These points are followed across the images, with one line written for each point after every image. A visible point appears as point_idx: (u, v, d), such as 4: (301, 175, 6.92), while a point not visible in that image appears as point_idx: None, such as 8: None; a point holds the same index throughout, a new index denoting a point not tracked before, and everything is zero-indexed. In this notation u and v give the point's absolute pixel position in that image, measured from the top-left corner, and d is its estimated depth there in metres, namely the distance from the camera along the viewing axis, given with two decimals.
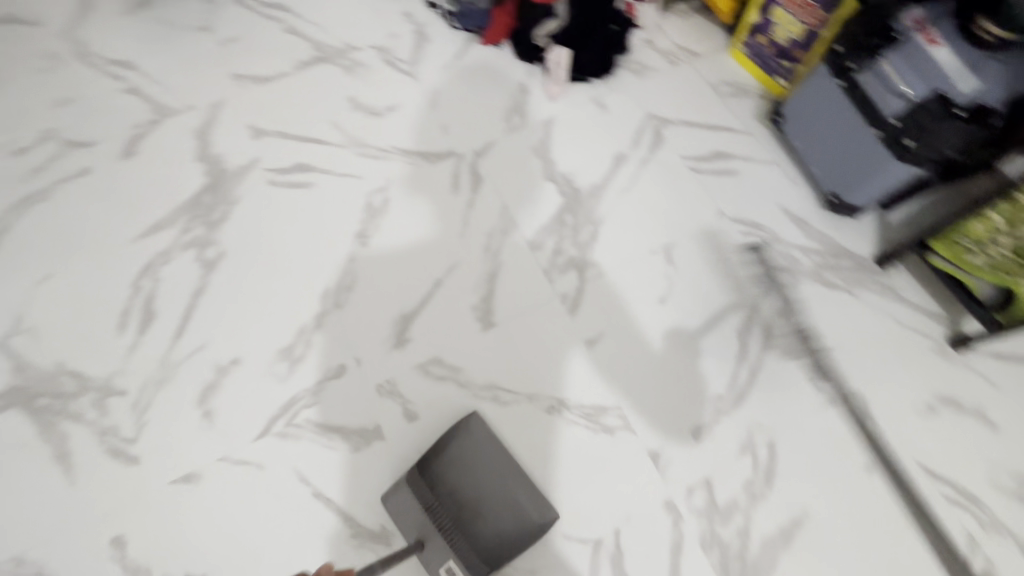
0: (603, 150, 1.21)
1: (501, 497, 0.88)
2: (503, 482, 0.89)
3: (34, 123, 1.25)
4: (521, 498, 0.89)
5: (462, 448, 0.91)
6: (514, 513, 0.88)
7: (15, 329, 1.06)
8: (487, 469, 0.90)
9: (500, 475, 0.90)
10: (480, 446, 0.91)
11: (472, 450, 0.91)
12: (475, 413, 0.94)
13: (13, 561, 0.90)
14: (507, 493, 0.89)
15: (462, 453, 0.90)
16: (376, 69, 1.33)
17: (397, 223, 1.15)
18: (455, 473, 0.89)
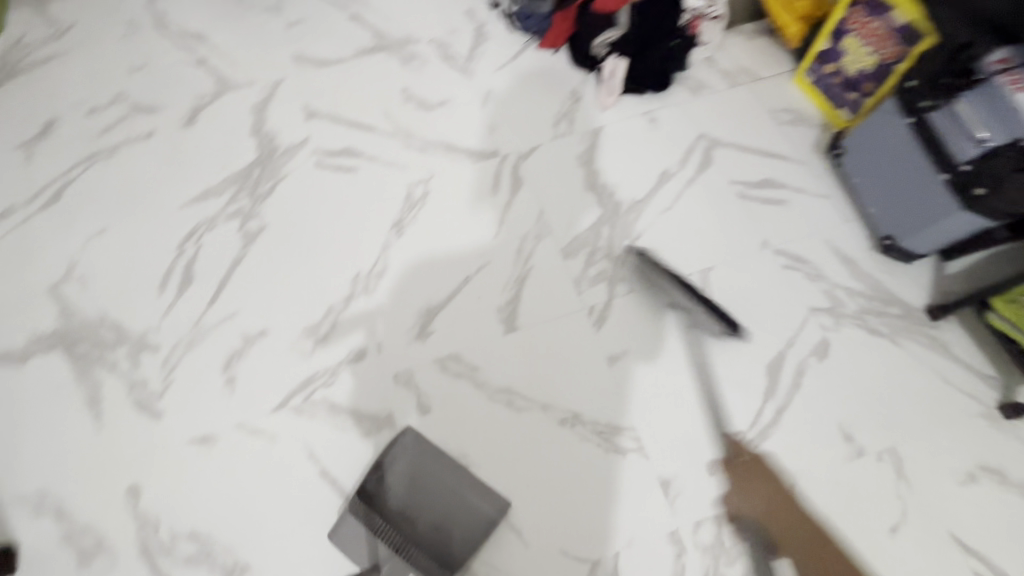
0: (649, 165, 1.19)
1: (450, 507, 0.91)
2: (449, 497, 0.92)
3: (109, 85, 1.33)
4: (469, 511, 0.91)
5: (398, 467, 0.94)
6: (467, 521, 0.90)
7: (67, 276, 1.13)
8: (428, 486, 0.92)
9: (446, 491, 0.92)
10: (415, 464, 0.94)
11: (410, 470, 0.93)
12: (407, 429, 0.95)
13: (34, 495, 0.95)
14: (455, 507, 0.91)
15: (399, 472, 0.93)
16: (432, 63, 1.34)
17: (433, 216, 1.16)
18: (396, 490, 0.92)
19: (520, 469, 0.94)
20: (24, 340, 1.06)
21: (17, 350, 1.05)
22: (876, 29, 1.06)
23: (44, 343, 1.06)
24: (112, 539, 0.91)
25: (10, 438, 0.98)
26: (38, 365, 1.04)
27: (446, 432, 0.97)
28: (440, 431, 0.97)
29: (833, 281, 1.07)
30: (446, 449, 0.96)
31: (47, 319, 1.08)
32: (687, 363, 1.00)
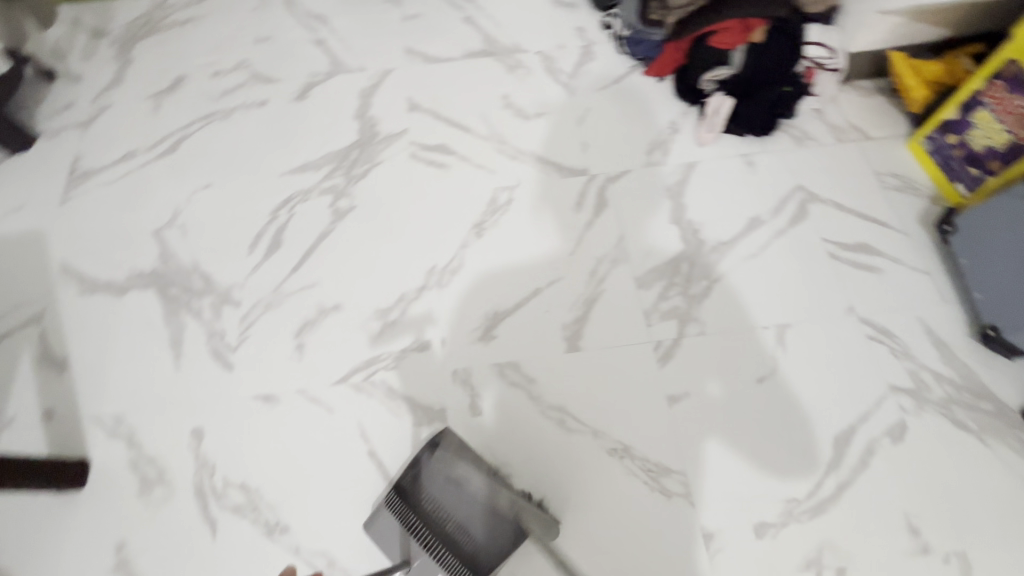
0: (740, 209, 1.17)
1: (484, 517, 0.86)
2: (484, 506, 0.87)
3: (236, 53, 1.43)
4: (502, 523, 0.87)
5: (435, 466, 0.90)
6: (501, 534, 0.86)
7: (170, 223, 1.21)
8: (463, 491, 0.88)
9: (483, 498, 0.88)
10: (453, 466, 0.90)
11: (447, 471, 0.89)
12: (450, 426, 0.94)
13: (111, 419, 1.02)
14: (490, 516, 0.87)
15: (436, 470, 0.89)
16: (536, 74, 1.37)
17: (514, 223, 1.18)
18: (431, 489, 0.88)
19: (562, 490, 0.94)
20: (126, 275, 1.15)
21: (118, 283, 1.14)
22: (1016, 107, 0.99)
23: (141, 280, 1.14)
24: (171, 474, 0.97)
25: (99, 362, 1.07)
26: (134, 300, 1.12)
27: (494, 439, 0.98)
28: (489, 436, 0.98)
29: (920, 363, 1.01)
30: (492, 456, 0.97)
31: (148, 259, 1.17)
32: (748, 418, 0.97)
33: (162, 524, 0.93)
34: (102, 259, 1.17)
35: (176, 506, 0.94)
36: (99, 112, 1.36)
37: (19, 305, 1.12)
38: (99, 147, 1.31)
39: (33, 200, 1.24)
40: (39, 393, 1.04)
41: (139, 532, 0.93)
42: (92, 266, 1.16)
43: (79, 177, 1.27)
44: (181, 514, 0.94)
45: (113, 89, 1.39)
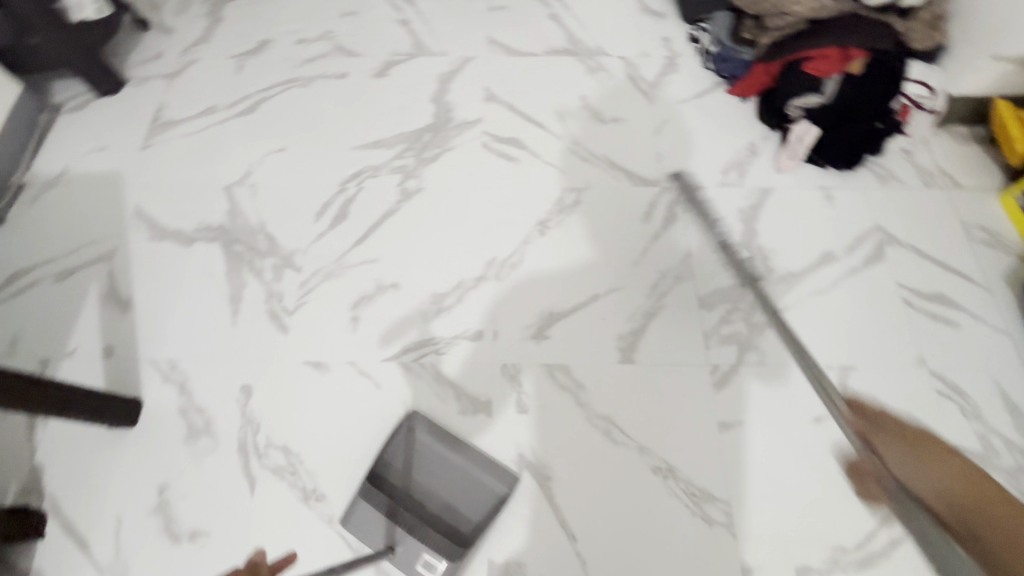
0: (814, 241, 1.13)
1: (457, 488, 0.93)
2: (455, 479, 0.94)
3: (322, 24, 1.45)
4: (475, 492, 0.93)
5: (400, 452, 0.95)
6: (473, 502, 0.92)
7: (242, 180, 1.23)
8: (431, 470, 0.94)
9: (453, 475, 0.94)
10: (425, 450, 0.95)
11: (411, 455, 0.95)
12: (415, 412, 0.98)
13: (166, 364, 1.04)
14: (462, 490, 0.93)
15: (400, 453, 0.95)
16: (617, 79, 1.35)
17: (579, 225, 1.16)
18: (400, 475, 0.94)
19: (602, 502, 0.92)
20: (194, 226, 1.17)
21: (186, 233, 1.16)
22: None
23: (208, 234, 1.16)
24: (217, 426, 0.98)
25: (159, 307, 1.09)
26: (199, 251, 1.14)
27: (537, 440, 0.97)
28: (533, 435, 0.97)
29: (990, 427, 0.96)
30: (533, 456, 0.96)
31: (217, 214, 1.19)
32: (797, 458, 0.94)
33: (204, 474, 0.94)
34: (173, 208, 1.20)
35: (220, 458, 0.96)
36: (186, 66, 1.39)
37: (92, 242, 1.15)
38: (182, 99, 1.34)
39: (116, 143, 1.28)
40: (102, 330, 1.07)
41: (182, 478, 0.94)
42: (163, 214, 1.19)
43: (160, 126, 1.30)
44: (223, 466, 0.95)
45: (201, 45, 1.42)
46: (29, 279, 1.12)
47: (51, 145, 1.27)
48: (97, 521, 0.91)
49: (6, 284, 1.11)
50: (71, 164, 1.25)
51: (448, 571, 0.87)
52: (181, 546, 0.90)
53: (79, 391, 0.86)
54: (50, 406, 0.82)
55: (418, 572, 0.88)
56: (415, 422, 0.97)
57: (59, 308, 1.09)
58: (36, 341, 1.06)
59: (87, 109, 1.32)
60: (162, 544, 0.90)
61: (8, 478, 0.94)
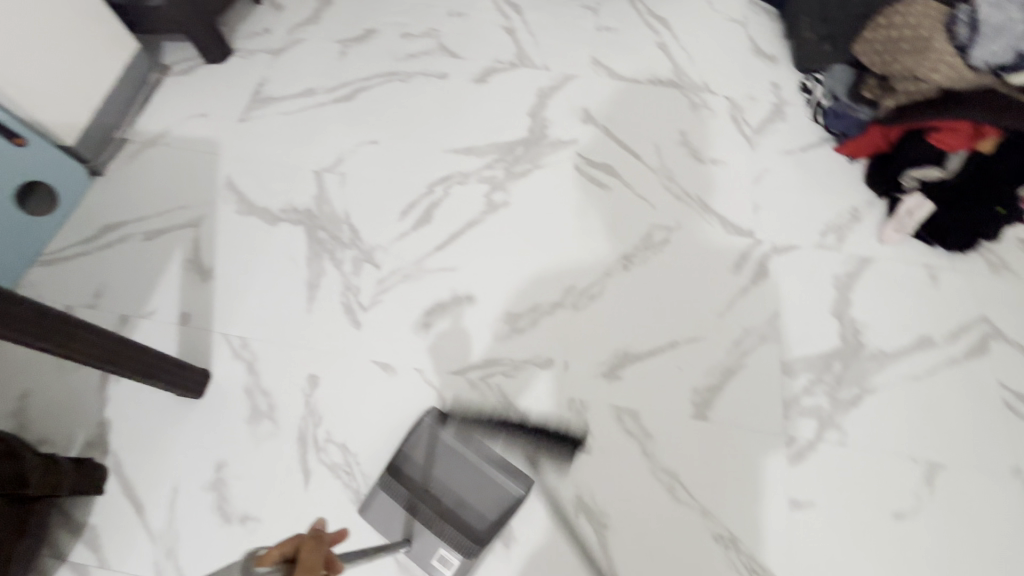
0: (912, 322, 1.07)
1: (473, 486, 0.91)
2: (470, 475, 0.91)
3: (429, 21, 1.44)
4: (490, 491, 0.91)
5: (415, 443, 0.93)
6: (488, 501, 0.90)
7: (332, 167, 1.23)
8: (446, 465, 0.91)
9: (468, 472, 0.91)
10: (442, 446, 0.93)
11: (425, 447, 0.93)
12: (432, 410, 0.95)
13: (238, 341, 1.04)
14: (478, 488, 0.91)
15: (415, 444, 0.93)
16: (721, 119, 1.31)
17: (664, 266, 1.12)
18: (415, 467, 0.92)
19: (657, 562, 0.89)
20: (280, 206, 1.18)
21: (272, 212, 1.17)
22: None
23: (294, 216, 1.17)
24: (280, 412, 0.98)
25: (238, 282, 1.09)
26: (283, 232, 1.15)
27: (598, 483, 0.94)
28: (594, 478, 0.94)
29: None
30: (591, 500, 0.93)
31: (305, 197, 1.19)
32: (867, 552, 0.90)
33: (263, 459, 0.94)
34: (262, 185, 1.20)
35: (279, 444, 0.95)
36: (291, 45, 1.41)
37: (182, 207, 1.17)
38: (283, 77, 1.35)
39: (216, 112, 1.30)
40: (182, 296, 1.08)
41: (240, 458, 0.94)
42: (253, 189, 1.20)
43: (259, 101, 1.32)
44: (281, 453, 0.95)
45: (309, 26, 1.44)
46: (119, 233, 1.14)
47: (155, 106, 1.30)
48: (154, 488, 0.92)
49: (98, 236, 1.14)
50: (172, 127, 1.27)
51: (463, 567, 0.87)
52: (231, 527, 0.90)
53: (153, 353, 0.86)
54: (129, 367, 0.81)
55: (432, 566, 0.88)
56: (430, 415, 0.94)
57: (144, 268, 1.11)
58: (118, 297, 1.08)
59: (193, 74, 1.35)
60: (214, 522, 0.90)
61: (77, 429, 0.96)
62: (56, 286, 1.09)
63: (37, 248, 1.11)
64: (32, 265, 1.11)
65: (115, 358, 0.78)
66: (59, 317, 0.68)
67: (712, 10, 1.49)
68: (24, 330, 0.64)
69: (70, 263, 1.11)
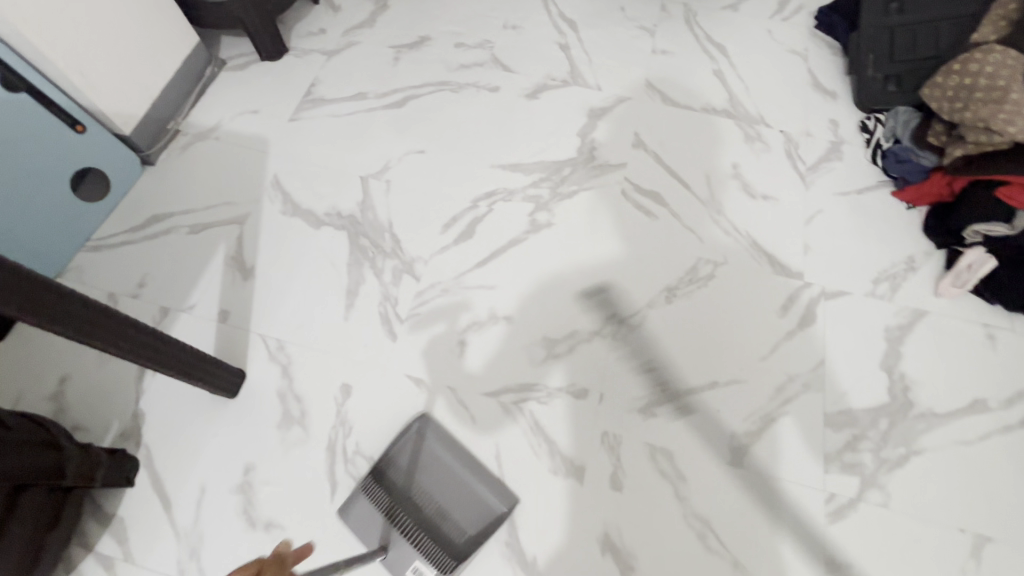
0: (965, 383, 1.02)
1: (455, 497, 0.92)
2: (455, 487, 0.93)
3: (484, 32, 1.44)
4: (471, 505, 0.92)
5: (403, 450, 0.95)
6: (467, 513, 0.92)
7: (379, 173, 1.23)
8: (433, 476, 0.93)
9: (453, 483, 0.93)
10: (425, 453, 0.95)
11: (416, 454, 0.95)
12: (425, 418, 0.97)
13: (274, 343, 1.04)
14: (460, 500, 0.92)
15: (405, 450, 0.95)
16: (775, 154, 1.27)
17: (707, 301, 1.09)
18: (402, 472, 0.93)
19: None
20: (325, 210, 1.18)
21: (316, 215, 1.17)
22: None
23: (338, 221, 1.17)
24: (312, 419, 0.97)
25: (278, 283, 1.10)
26: (326, 236, 1.15)
27: (626, 523, 0.91)
28: (623, 517, 0.92)
29: None
30: (619, 540, 0.91)
31: (349, 203, 1.19)
32: None
33: (291, 466, 0.94)
34: (308, 186, 1.21)
35: (309, 452, 0.95)
36: (345, 46, 1.41)
37: (229, 203, 1.18)
38: (335, 79, 1.36)
39: (267, 109, 1.30)
40: (222, 293, 1.08)
41: (269, 463, 0.94)
42: (299, 190, 1.20)
43: (310, 101, 1.32)
44: (309, 461, 0.95)
45: (364, 29, 1.44)
46: (165, 224, 1.15)
47: (210, 99, 1.31)
48: (183, 486, 0.92)
49: (144, 225, 1.15)
50: (224, 121, 1.28)
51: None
52: (255, 533, 0.90)
53: (192, 349, 0.84)
54: (169, 365, 0.80)
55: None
56: (424, 423, 0.97)
57: (187, 261, 1.11)
58: (160, 288, 1.09)
59: (248, 70, 1.36)
60: (239, 526, 0.90)
61: (111, 418, 0.96)
62: (101, 272, 1.10)
63: (86, 232, 1.13)
64: (79, 249, 1.13)
65: (158, 355, 0.76)
66: (108, 312, 0.66)
67: (771, 40, 1.45)
68: (76, 327, 0.63)
69: (115, 250, 1.12)
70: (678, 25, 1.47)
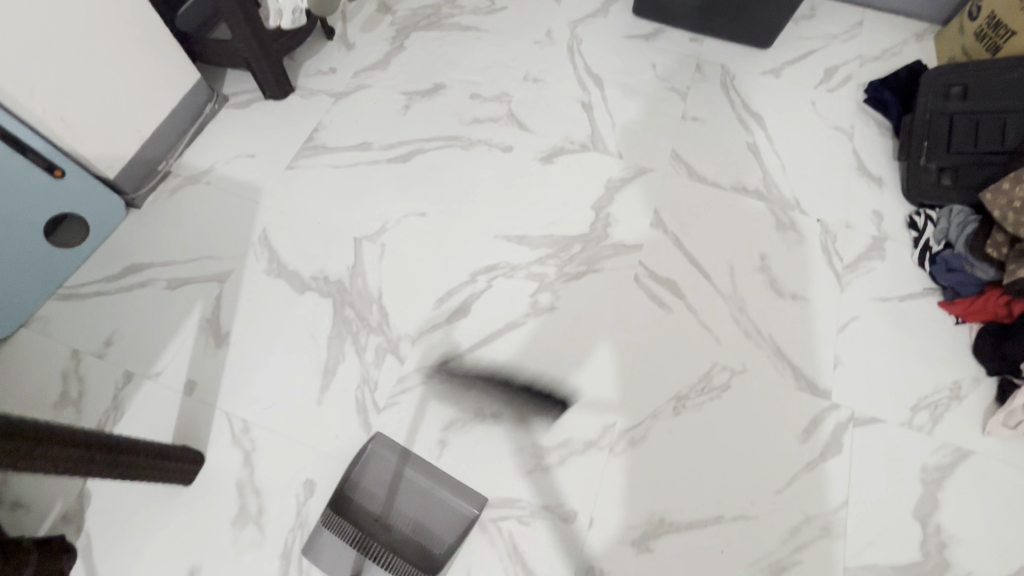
0: (1009, 545, 0.89)
1: (425, 507, 0.88)
2: (425, 500, 0.89)
3: (503, 84, 1.35)
4: (442, 511, 0.88)
5: (363, 471, 0.90)
6: (444, 523, 0.87)
7: (374, 235, 1.14)
8: (401, 492, 0.89)
9: (423, 498, 0.89)
10: (385, 469, 0.91)
11: (380, 478, 0.90)
12: (376, 436, 0.93)
13: (240, 425, 0.95)
14: (431, 511, 0.88)
15: (365, 468, 0.90)
16: (809, 246, 1.15)
17: (721, 416, 0.98)
18: (368, 499, 0.88)
19: None
20: (312, 272, 1.10)
21: (302, 278, 1.09)
22: None
23: (324, 287, 1.08)
24: (269, 517, 0.89)
25: (252, 354, 1.01)
26: (309, 304, 1.06)
27: None
28: None
29: None
30: None
31: (339, 267, 1.10)
32: None
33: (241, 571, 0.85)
34: (298, 246, 1.12)
35: (263, 557, 0.86)
36: (355, 89, 1.33)
37: (213, 257, 1.10)
38: (340, 124, 1.28)
39: (265, 153, 1.23)
40: (192, 360, 1.00)
41: (217, 567, 0.85)
42: (287, 248, 1.12)
43: (311, 148, 1.24)
44: (262, 567, 0.86)
45: (377, 72, 1.36)
46: (142, 276, 1.08)
47: (207, 139, 1.24)
48: None
49: (122, 275, 1.08)
50: (218, 165, 1.21)
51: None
52: None
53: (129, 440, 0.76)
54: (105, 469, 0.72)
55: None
56: (377, 442, 0.92)
57: (160, 321, 1.04)
58: (127, 348, 1.01)
59: (251, 108, 1.29)
60: None
61: (55, 496, 0.89)
62: (69, 325, 1.03)
63: (58, 278, 1.06)
64: (50, 296, 1.06)
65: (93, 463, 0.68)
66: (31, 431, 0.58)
67: (814, 113, 1.33)
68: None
69: (87, 301, 1.06)
70: (713, 89, 1.36)
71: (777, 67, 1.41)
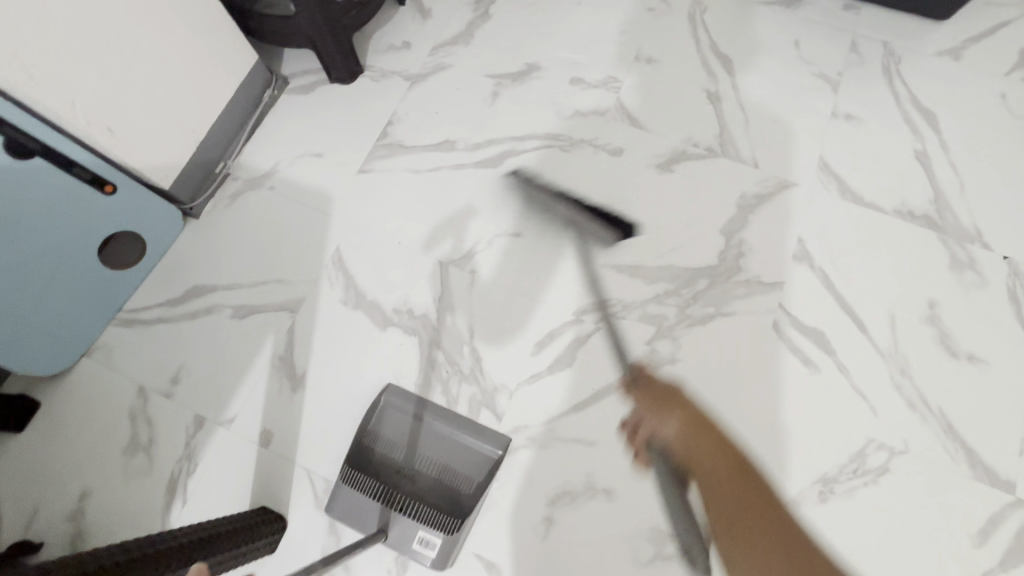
0: None
1: (448, 451, 0.86)
2: (447, 445, 0.87)
3: (610, 67, 1.11)
4: (466, 456, 0.86)
5: (380, 424, 0.88)
6: (469, 464, 0.86)
7: (462, 260, 0.98)
8: (422, 440, 0.87)
9: (443, 442, 0.87)
10: (401, 416, 0.88)
11: (398, 429, 0.87)
12: (389, 386, 0.89)
13: (325, 485, 0.86)
14: (455, 454, 0.87)
15: (381, 421, 0.88)
16: (992, 291, 0.93)
17: (877, 508, 0.83)
18: (389, 451, 0.86)
19: None
20: (394, 304, 0.95)
21: (383, 310, 0.95)
22: None
23: (408, 323, 0.94)
24: None
25: (330, 400, 0.90)
26: (391, 342, 0.93)
27: None
28: None
29: None
30: None
31: (423, 298, 0.96)
32: None
33: None
34: (376, 270, 0.97)
35: None
36: (434, 70, 1.12)
37: (281, 280, 0.97)
38: (418, 116, 1.08)
39: (333, 152, 1.06)
40: (266, 406, 0.90)
41: None
42: (364, 273, 0.97)
43: (385, 146, 1.06)
44: None
45: (458, 48, 1.14)
46: (205, 301, 0.96)
47: (266, 134, 1.07)
48: None
49: (183, 299, 0.96)
50: (281, 166, 1.05)
51: (446, 544, 0.81)
52: None
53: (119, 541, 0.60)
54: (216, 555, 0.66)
55: (415, 551, 0.82)
56: (390, 393, 0.89)
57: (227, 356, 0.93)
58: (196, 387, 0.91)
59: (314, 94, 1.10)
60: None
61: None
62: (132, 357, 0.94)
63: (116, 303, 0.95)
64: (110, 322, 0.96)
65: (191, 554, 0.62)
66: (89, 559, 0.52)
67: (1004, 110, 1.06)
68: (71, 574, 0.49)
69: (148, 329, 0.95)
70: (872, 77, 1.09)
71: (957, 46, 1.11)
